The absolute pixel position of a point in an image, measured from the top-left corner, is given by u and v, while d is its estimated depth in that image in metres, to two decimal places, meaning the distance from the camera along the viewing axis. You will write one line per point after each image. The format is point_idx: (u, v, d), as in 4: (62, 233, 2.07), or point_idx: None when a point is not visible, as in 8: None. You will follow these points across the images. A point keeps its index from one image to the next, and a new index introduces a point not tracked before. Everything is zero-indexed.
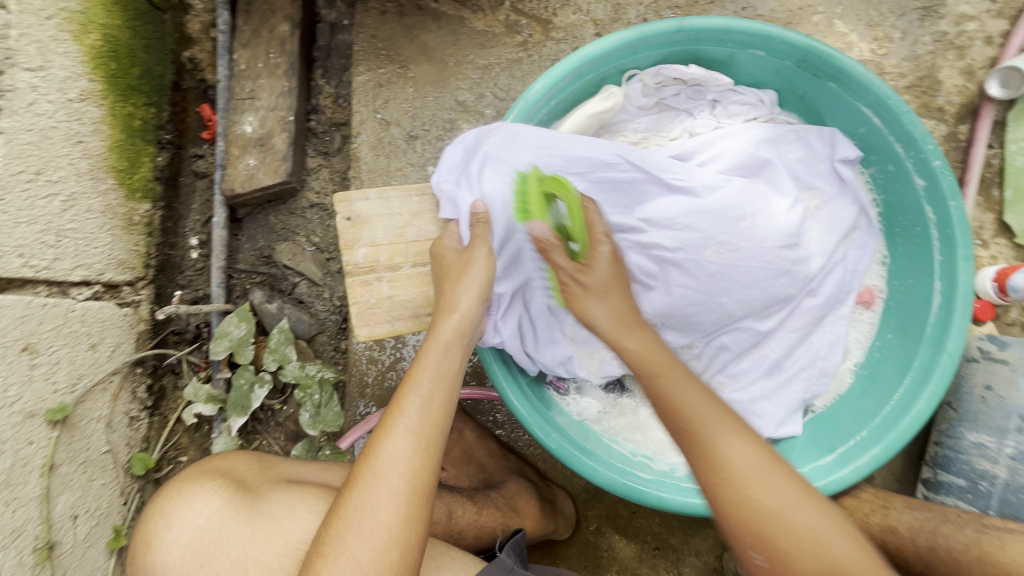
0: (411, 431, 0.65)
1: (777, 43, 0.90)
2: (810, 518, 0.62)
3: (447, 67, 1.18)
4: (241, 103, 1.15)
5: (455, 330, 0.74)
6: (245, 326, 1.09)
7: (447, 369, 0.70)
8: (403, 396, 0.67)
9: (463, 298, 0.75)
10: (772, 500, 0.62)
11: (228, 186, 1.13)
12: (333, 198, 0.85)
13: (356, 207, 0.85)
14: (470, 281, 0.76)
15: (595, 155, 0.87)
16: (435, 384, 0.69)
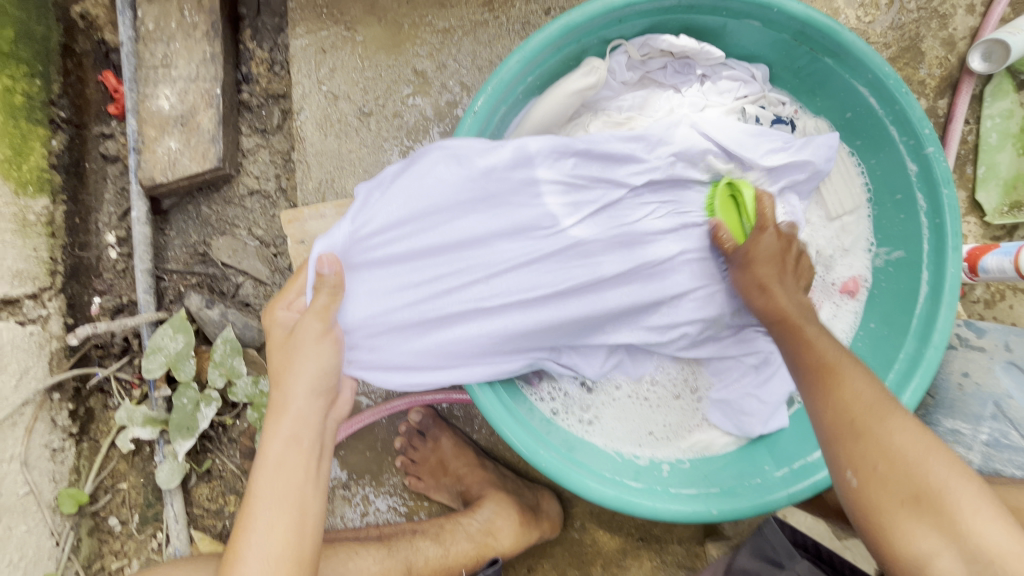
0: (267, 544, 0.62)
1: (775, 13, 0.82)
2: (946, 468, 0.54)
3: (401, 30, 1.03)
4: (153, 73, 0.96)
5: (294, 421, 0.68)
6: (182, 338, 0.95)
7: (285, 472, 0.65)
8: (247, 511, 0.64)
9: (292, 392, 0.68)
10: (894, 425, 0.57)
11: (146, 175, 0.96)
12: (285, 219, 0.94)
13: (308, 227, 0.93)
14: (313, 358, 0.69)
15: (483, 165, 0.75)
16: (284, 485, 0.65)
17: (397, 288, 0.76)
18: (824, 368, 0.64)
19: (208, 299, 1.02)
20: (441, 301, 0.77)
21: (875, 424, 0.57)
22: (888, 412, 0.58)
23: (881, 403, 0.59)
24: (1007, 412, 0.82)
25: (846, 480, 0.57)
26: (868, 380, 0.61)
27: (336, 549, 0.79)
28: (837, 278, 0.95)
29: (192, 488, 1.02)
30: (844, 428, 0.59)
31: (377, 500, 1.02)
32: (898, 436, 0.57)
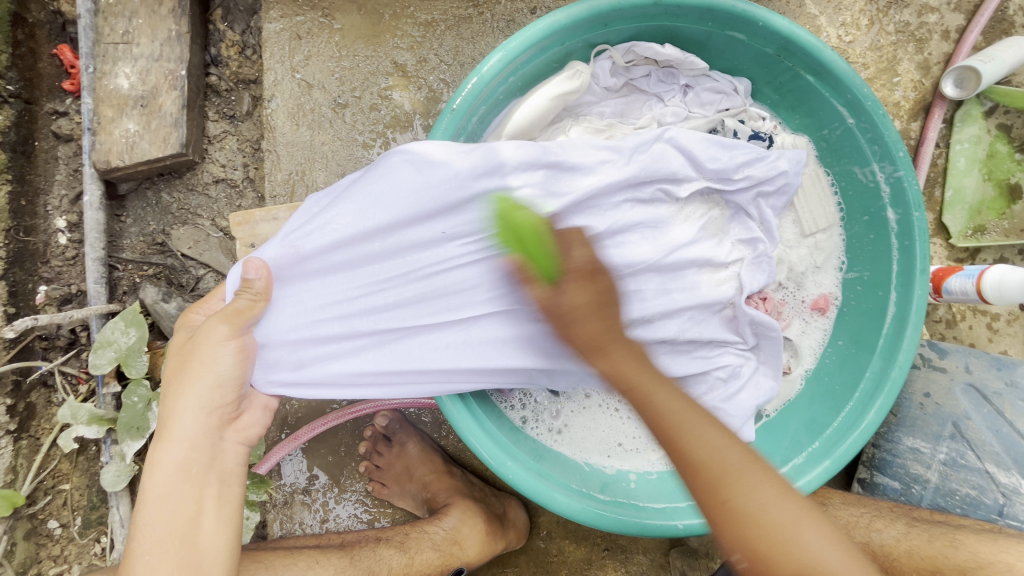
0: (158, 572, 0.63)
1: (760, 28, 0.81)
2: (839, 554, 0.52)
3: (382, 20, 0.99)
4: (113, 49, 0.90)
5: (178, 442, 0.66)
6: (135, 333, 0.90)
7: (165, 500, 0.65)
8: (132, 541, 0.64)
9: (181, 413, 0.66)
10: (767, 496, 0.54)
11: (101, 157, 0.91)
12: (233, 223, 0.85)
13: (259, 231, 0.85)
14: (199, 369, 0.67)
15: (454, 168, 0.73)
16: (172, 506, 0.65)
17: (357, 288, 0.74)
18: (678, 430, 0.58)
19: (165, 292, 0.97)
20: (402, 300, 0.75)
21: (734, 490, 0.54)
22: (752, 479, 0.55)
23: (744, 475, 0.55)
24: (965, 432, 0.85)
25: (733, 561, 0.54)
26: (733, 445, 0.57)
27: (293, 559, 0.74)
28: (807, 296, 0.95)
29: (141, 490, 0.97)
30: (711, 502, 0.55)
31: (338, 506, 0.98)
32: (790, 527, 0.53)
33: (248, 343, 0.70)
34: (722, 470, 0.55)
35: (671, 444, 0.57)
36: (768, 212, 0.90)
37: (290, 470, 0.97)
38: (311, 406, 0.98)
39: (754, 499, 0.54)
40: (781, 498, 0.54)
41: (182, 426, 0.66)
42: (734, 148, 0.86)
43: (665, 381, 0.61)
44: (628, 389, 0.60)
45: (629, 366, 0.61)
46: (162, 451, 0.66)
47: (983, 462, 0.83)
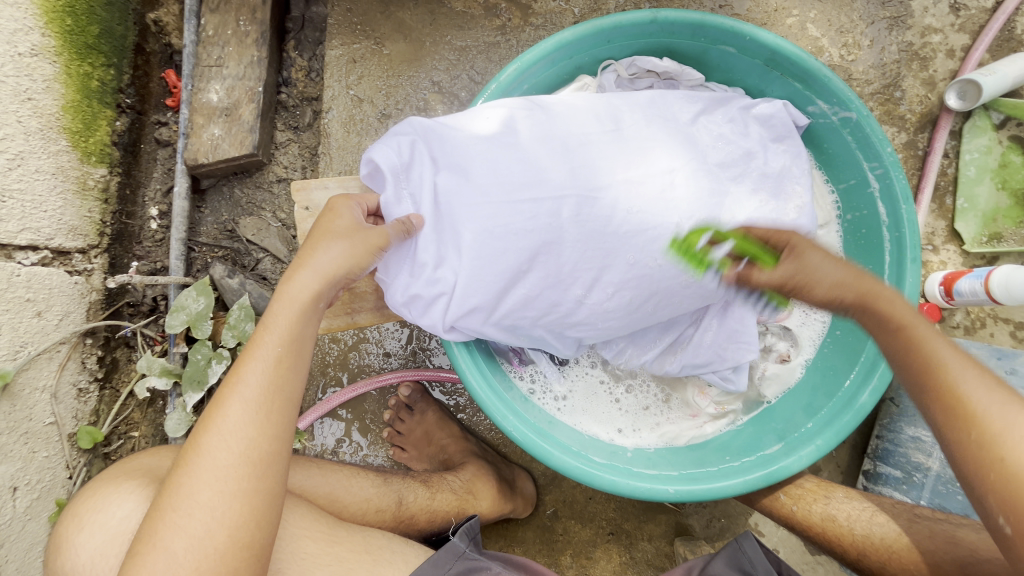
0: (245, 421, 0.64)
1: (748, 41, 0.91)
2: None
3: (423, 47, 1.16)
4: (208, 70, 1.11)
5: (291, 307, 0.70)
6: (202, 301, 1.06)
7: (275, 358, 0.67)
8: (229, 388, 0.66)
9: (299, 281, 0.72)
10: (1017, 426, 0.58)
11: (191, 155, 1.10)
12: (292, 188, 0.93)
13: (314, 197, 0.93)
14: (335, 240, 0.74)
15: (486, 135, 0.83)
16: (276, 367, 0.67)
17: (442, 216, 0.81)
18: (943, 377, 0.63)
19: (230, 269, 1.14)
20: (466, 237, 0.79)
21: (1001, 434, 0.58)
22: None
23: (1003, 424, 0.58)
24: None
25: (999, 524, 0.58)
26: (983, 376, 0.62)
27: (344, 468, 0.88)
28: None
29: None
30: (970, 449, 0.60)
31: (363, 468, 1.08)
32: None
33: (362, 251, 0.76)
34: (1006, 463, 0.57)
35: (944, 394, 0.62)
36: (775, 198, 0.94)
37: (322, 432, 1.09)
38: (344, 375, 1.10)
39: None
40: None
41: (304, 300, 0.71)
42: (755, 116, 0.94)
43: (924, 320, 0.67)
44: (898, 329, 0.66)
45: (908, 317, 0.67)
46: (278, 312, 0.70)
47: None
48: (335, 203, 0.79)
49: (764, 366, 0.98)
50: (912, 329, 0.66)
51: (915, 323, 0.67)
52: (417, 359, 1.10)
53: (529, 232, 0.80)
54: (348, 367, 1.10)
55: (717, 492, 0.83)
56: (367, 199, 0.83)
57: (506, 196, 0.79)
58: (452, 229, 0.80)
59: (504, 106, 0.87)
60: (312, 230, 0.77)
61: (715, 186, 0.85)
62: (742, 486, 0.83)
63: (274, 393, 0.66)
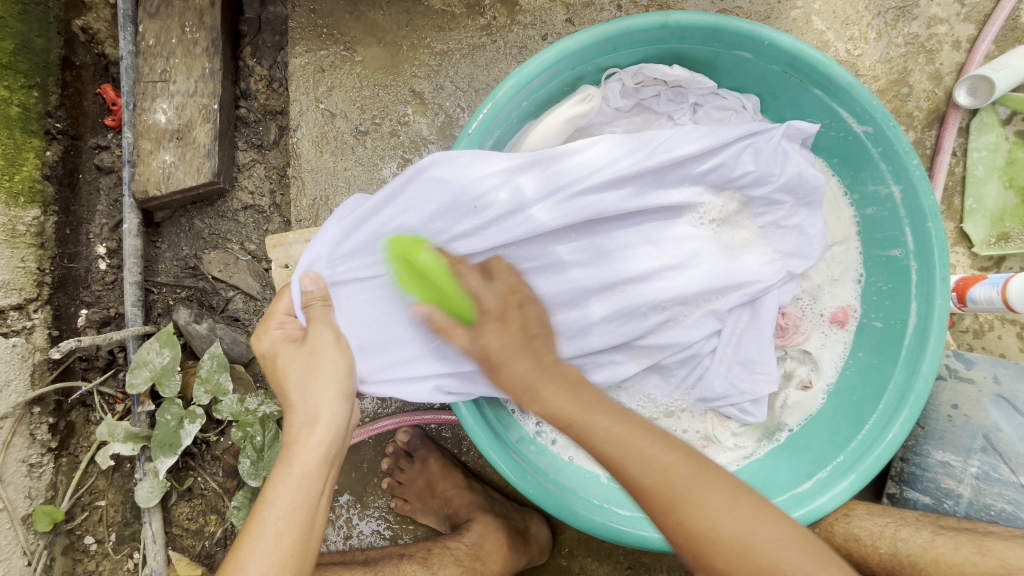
0: None
1: (766, 46, 0.83)
2: (787, 545, 0.55)
3: (400, 51, 1.04)
4: (151, 87, 0.97)
5: (297, 472, 0.64)
6: (168, 353, 0.94)
7: (280, 539, 0.60)
8: (232, 568, 0.58)
9: (304, 437, 0.66)
10: (762, 532, 0.55)
11: (140, 188, 0.96)
12: (267, 245, 0.88)
13: (294, 252, 0.89)
14: (323, 381, 0.69)
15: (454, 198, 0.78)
16: (285, 543, 0.60)
17: (386, 301, 0.77)
18: (664, 476, 0.58)
19: (196, 312, 1.02)
20: (427, 315, 0.78)
21: (686, 513, 0.56)
22: (704, 495, 0.57)
23: (751, 537, 0.55)
24: (997, 445, 0.83)
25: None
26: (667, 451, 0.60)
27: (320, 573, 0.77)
28: (826, 309, 0.95)
29: (172, 506, 1.00)
30: (662, 505, 0.57)
31: (361, 522, 1.00)
32: (754, 530, 0.55)
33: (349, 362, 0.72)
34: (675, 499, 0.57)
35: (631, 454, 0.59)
36: (778, 221, 0.89)
37: None
38: None
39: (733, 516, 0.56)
40: (747, 510, 0.56)
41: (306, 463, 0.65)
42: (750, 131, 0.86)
43: (602, 403, 0.65)
44: (565, 419, 0.64)
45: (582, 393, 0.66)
46: (282, 477, 0.63)
47: (1017, 475, 0.81)
48: (272, 342, 0.72)
49: (785, 394, 0.93)
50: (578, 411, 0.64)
51: (592, 406, 0.64)
52: (415, 401, 1.00)
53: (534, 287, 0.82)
54: None
55: None
56: (284, 310, 0.74)
57: (494, 259, 0.80)
58: (408, 309, 0.77)
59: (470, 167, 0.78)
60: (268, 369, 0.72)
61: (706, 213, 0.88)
62: None
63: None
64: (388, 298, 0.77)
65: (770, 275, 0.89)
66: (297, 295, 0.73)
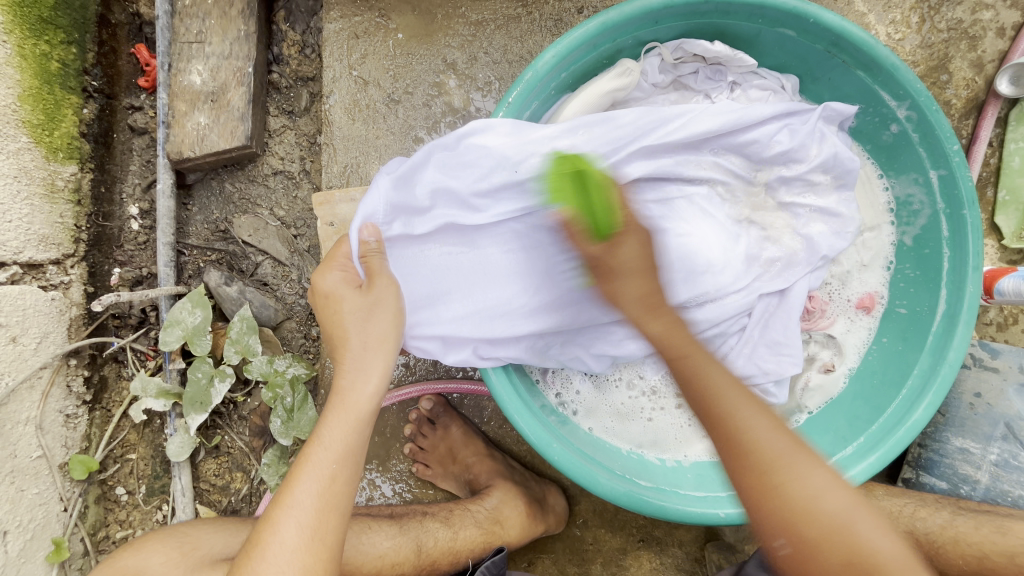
0: (295, 536, 0.60)
1: (811, 24, 0.82)
2: (873, 524, 0.52)
3: (435, 20, 1.03)
4: (187, 48, 0.97)
5: (348, 412, 0.67)
6: (201, 313, 0.96)
7: (327, 477, 0.63)
8: (281, 501, 0.62)
9: (359, 382, 0.69)
10: (826, 498, 0.53)
11: (174, 149, 0.97)
12: (316, 203, 0.93)
13: (340, 211, 0.93)
14: (380, 329, 0.72)
15: (501, 160, 0.77)
16: (333, 482, 0.63)
17: (432, 265, 0.79)
18: (753, 449, 0.55)
19: (227, 276, 1.03)
20: (467, 281, 0.80)
21: (784, 473, 0.54)
22: (808, 468, 0.54)
23: (851, 516, 0.52)
24: (1017, 432, 0.83)
25: (774, 545, 0.54)
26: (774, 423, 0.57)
27: (351, 523, 0.81)
28: (853, 294, 0.95)
29: (200, 463, 1.03)
30: (757, 485, 0.55)
31: (383, 485, 1.02)
32: (823, 496, 0.53)
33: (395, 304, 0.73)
34: (762, 457, 0.55)
35: (725, 418, 0.57)
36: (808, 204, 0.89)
37: None
38: None
39: (813, 480, 0.54)
40: (812, 465, 0.55)
41: (359, 408, 0.67)
42: (785, 110, 0.85)
43: (718, 363, 0.60)
44: (677, 356, 0.61)
45: (683, 346, 0.61)
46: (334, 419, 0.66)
47: None
48: (332, 283, 0.72)
49: (807, 376, 0.94)
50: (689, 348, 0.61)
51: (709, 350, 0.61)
52: (438, 370, 1.02)
53: None
54: None
55: None
56: (343, 255, 0.74)
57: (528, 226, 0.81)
58: (451, 273, 0.80)
59: (509, 134, 0.78)
60: (323, 318, 0.73)
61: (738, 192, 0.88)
62: None
63: (331, 511, 0.62)
64: (433, 262, 0.79)
65: (803, 255, 0.90)
66: (355, 244, 0.73)
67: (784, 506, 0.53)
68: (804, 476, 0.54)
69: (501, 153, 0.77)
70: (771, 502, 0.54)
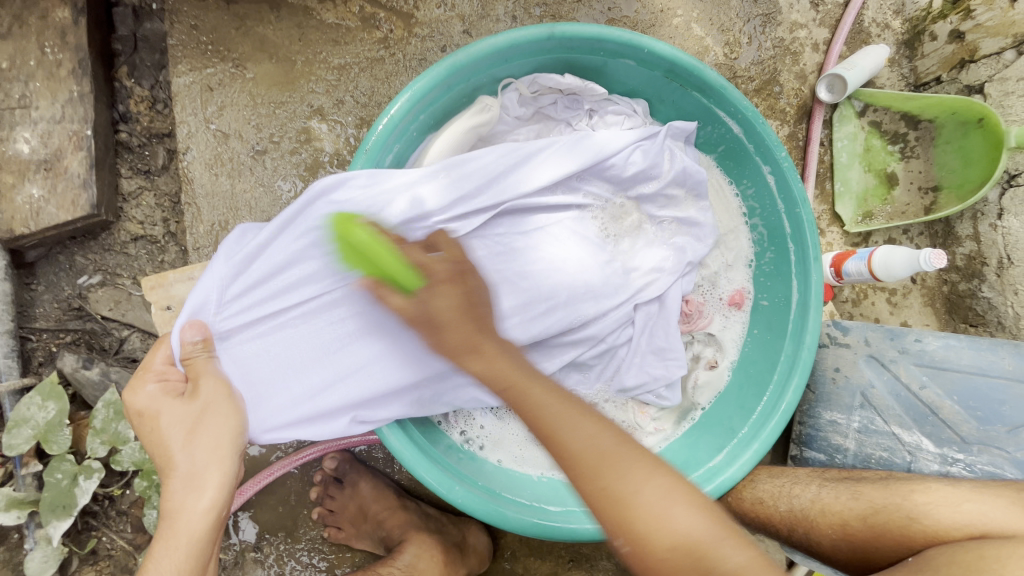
0: None
1: (646, 53, 0.89)
2: (686, 517, 0.54)
3: (295, 66, 1.01)
4: (9, 114, 0.87)
5: (180, 540, 0.67)
6: (54, 407, 0.85)
7: None
8: None
9: (188, 504, 0.68)
10: (648, 491, 0.55)
11: (3, 226, 0.87)
12: (146, 287, 0.85)
13: (174, 292, 0.86)
14: (208, 440, 0.71)
15: (334, 230, 0.77)
16: None
17: (278, 348, 0.78)
18: (584, 452, 0.57)
19: (84, 357, 0.93)
20: (321, 356, 0.79)
21: (605, 476, 0.56)
22: (624, 463, 0.56)
23: (670, 508, 0.55)
24: (872, 400, 0.93)
25: (616, 545, 0.55)
26: (598, 427, 0.59)
27: None
28: (723, 292, 1.03)
29: (74, 573, 0.91)
30: (606, 500, 0.55)
31: (293, 558, 0.96)
32: (641, 490, 0.55)
33: (237, 403, 0.75)
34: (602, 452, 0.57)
35: (546, 435, 0.59)
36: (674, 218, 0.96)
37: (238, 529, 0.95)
38: (256, 459, 0.97)
39: (629, 483, 0.55)
40: (637, 465, 0.56)
41: (191, 531, 0.67)
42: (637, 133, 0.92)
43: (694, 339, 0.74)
44: (611, 361, 0.73)
45: (616, 346, 0.73)
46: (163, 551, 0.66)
47: (890, 425, 0.91)
48: (149, 398, 0.70)
49: (695, 375, 1.00)
50: (517, 385, 0.63)
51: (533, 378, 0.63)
52: None
53: None
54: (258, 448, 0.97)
55: None
56: (164, 360, 0.74)
57: None
58: (303, 355, 0.78)
59: (348, 200, 0.78)
60: (142, 438, 0.71)
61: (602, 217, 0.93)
62: None
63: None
64: (287, 340, 0.78)
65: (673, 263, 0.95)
66: (177, 347, 0.73)
67: (628, 531, 0.54)
68: (655, 473, 0.56)
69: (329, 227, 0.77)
70: (589, 490, 0.56)
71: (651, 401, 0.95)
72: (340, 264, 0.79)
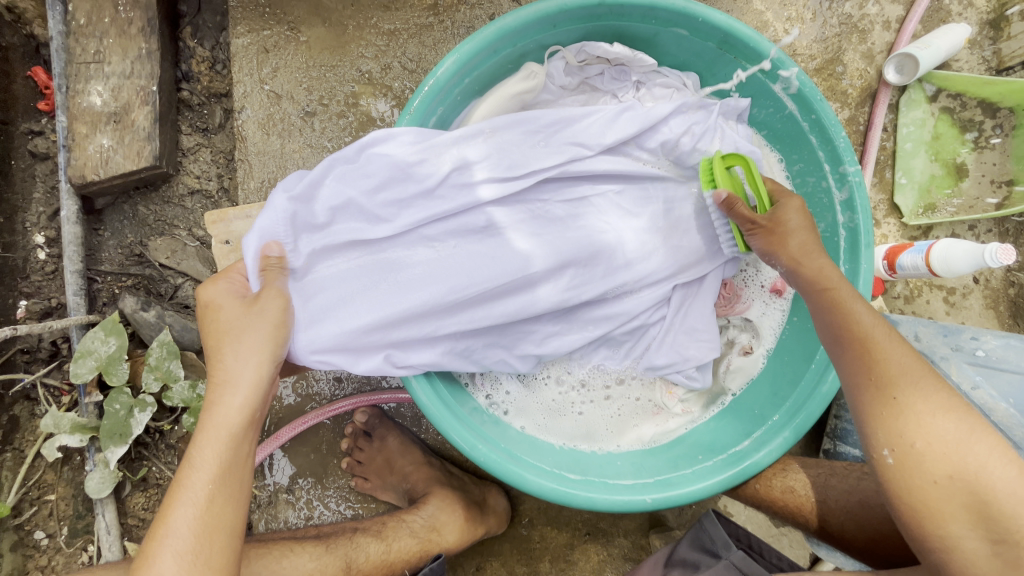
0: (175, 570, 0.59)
1: (700, 23, 0.86)
2: (988, 448, 0.56)
3: (346, 31, 1.03)
4: (85, 68, 0.93)
5: (217, 433, 0.65)
6: (115, 342, 0.92)
7: (200, 512, 0.61)
8: (153, 543, 0.60)
9: (227, 399, 0.67)
10: (936, 423, 0.58)
11: (77, 172, 0.93)
12: (209, 220, 0.91)
13: (233, 228, 0.91)
14: (251, 344, 0.70)
15: (393, 169, 0.78)
16: (208, 508, 0.62)
17: (341, 278, 0.79)
18: (879, 353, 0.62)
19: (143, 301, 1.00)
20: (379, 291, 0.79)
21: (901, 388, 0.60)
22: (919, 384, 0.60)
23: (965, 440, 0.57)
24: None
25: (881, 455, 0.60)
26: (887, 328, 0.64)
27: (270, 549, 0.77)
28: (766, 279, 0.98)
29: (127, 497, 0.99)
30: (881, 403, 0.61)
31: (322, 503, 1.01)
32: (934, 421, 0.58)
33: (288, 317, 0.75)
34: (885, 369, 0.61)
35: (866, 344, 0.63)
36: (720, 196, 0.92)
37: (273, 471, 1.00)
38: (292, 407, 1.01)
39: (927, 399, 0.59)
40: (934, 387, 0.60)
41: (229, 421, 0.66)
42: (685, 105, 0.89)
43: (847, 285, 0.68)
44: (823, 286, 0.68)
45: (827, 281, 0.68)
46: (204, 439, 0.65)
47: None
48: (214, 294, 0.74)
49: (727, 359, 0.98)
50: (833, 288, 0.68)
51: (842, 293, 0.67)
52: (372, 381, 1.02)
53: (480, 258, 0.82)
54: (295, 398, 1.01)
55: (692, 496, 0.82)
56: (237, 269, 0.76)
57: (439, 231, 0.82)
58: (361, 289, 0.79)
59: (400, 147, 0.79)
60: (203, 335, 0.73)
61: (644, 194, 0.90)
62: (712, 489, 0.83)
63: (215, 533, 0.62)
64: (345, 273, 0.79)
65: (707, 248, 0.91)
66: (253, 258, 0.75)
67: (918, 467, 0.57)
68: (916, 397, 0.59)
69: (390, 165, 0.78)
70: (885, 415, 0.60)
71: (678, 382, 0.93)
72: (396, 199, 0.79)
